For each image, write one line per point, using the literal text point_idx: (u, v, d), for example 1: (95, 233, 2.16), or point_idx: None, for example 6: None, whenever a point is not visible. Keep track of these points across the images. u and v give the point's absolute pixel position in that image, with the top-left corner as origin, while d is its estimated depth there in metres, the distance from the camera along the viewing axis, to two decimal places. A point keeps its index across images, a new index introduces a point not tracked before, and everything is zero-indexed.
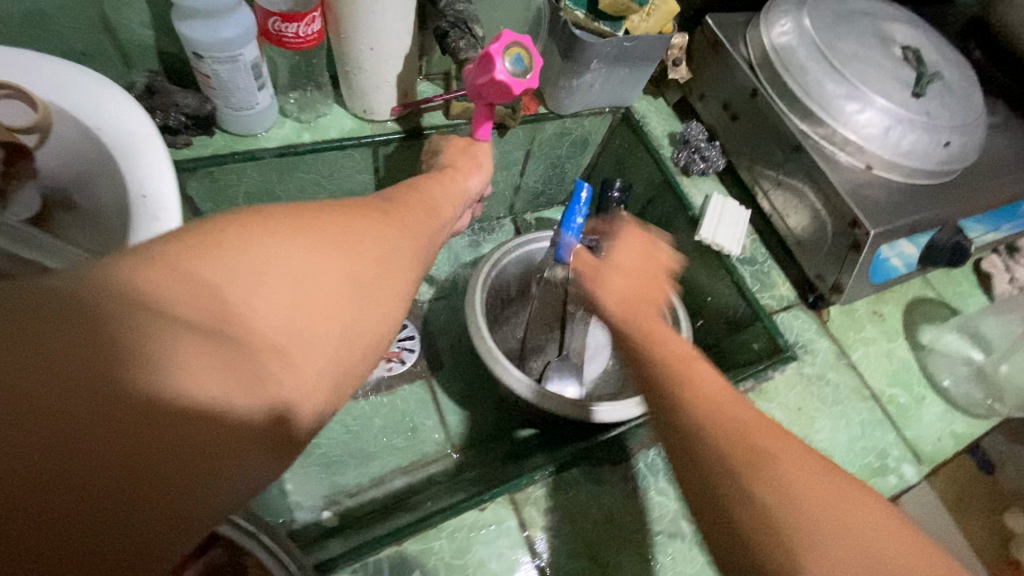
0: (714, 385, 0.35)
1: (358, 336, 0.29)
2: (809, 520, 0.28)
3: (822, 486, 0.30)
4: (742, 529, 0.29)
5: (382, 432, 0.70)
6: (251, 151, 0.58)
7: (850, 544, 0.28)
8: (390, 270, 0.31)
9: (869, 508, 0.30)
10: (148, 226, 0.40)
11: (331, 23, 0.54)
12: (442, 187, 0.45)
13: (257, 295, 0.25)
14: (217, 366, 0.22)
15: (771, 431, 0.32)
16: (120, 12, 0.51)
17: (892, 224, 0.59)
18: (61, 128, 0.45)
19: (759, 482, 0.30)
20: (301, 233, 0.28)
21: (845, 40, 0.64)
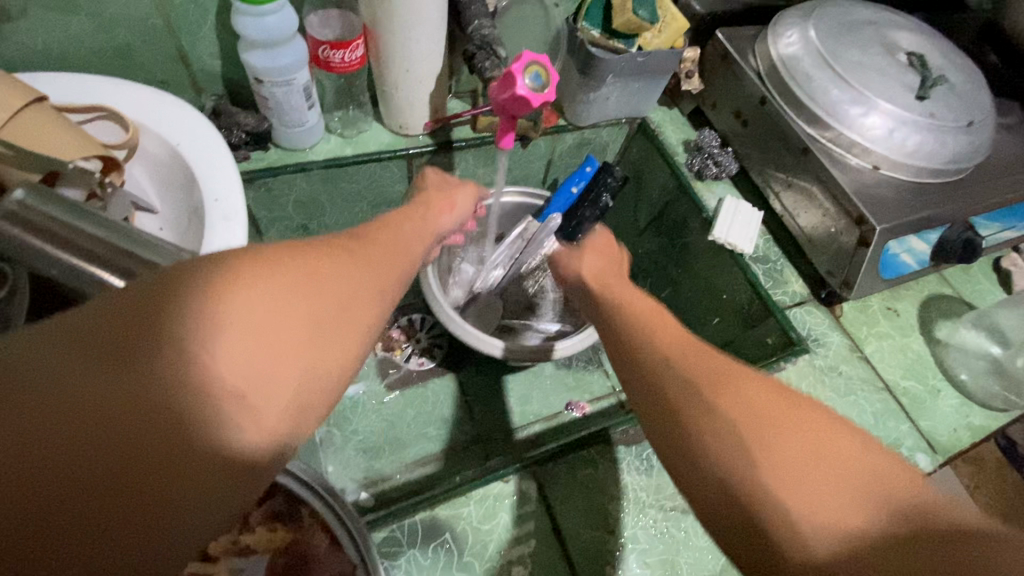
0: (679, 332, 0.39)
1: (320, 377, 0.29)
2: (765, 433, 0.30)
3: (791, 412, 0.31)
4: (716, 464, 0.29)
5: (418, 420, 0.76)
6: (301, 164, 0.65)
7: (808, 454, 0.29)
8: (352, 310, 0.32)
9: (846, 438, 0.30)
10: (223, 225, 0.47)
11: (372, 48, 0.61)
12: (413, 223, 0.48)
13: (217, 340, 0.26)
14: (177, 408, 0.24)
15: (741, 369, 0.34)
16: (194, 46, 0.59)
17: (899, 220, 0.62)
18: (149, 145, 0.52)
19: (716, 401, 0.32)
20: (258, 276, 0.28)
21: (849, 49, 0.67)
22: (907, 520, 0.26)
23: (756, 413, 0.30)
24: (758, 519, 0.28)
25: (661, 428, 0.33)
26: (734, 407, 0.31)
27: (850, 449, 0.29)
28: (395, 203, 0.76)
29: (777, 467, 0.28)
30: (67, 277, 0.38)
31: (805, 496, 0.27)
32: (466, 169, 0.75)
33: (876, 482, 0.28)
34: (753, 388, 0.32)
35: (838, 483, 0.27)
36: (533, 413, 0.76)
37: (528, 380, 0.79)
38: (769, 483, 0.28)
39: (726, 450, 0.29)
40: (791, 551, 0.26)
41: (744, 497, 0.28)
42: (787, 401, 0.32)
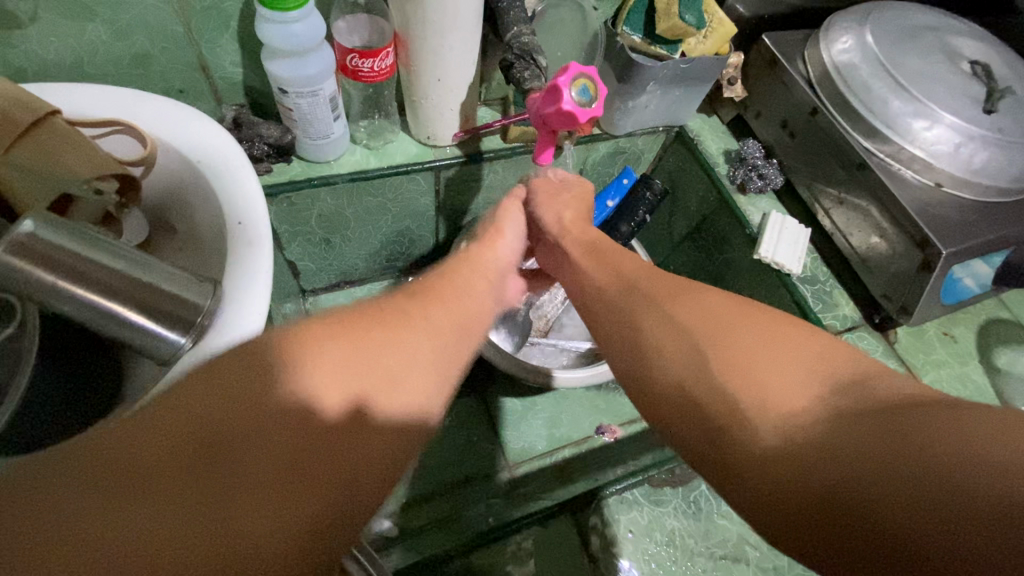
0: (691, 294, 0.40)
1: (389, 428, 0.34)
2: (731, 341, 0.34)
3: (747, 314, 0.36)
4: (690, 389, 0.33)
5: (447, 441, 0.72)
6: (325, 177, 0.62)
7: (771, 352, 0.33)
8: (419, 360, 0.37)
9: (795, 331, 0.34)
10: (246, 252, 0.44)
11: (402, 56, 0.57)
12: (477, 263, 0.50)
13: (311, 389, 0.32)
14: (273, 456, 0.30)
15: (717, 294, 0.38)
16: (215, 53, 0.55)
17: (966, 243, 0.57)
18: (166, 162, 0.49)
19: (686, 317, 0.36)
20: (308, 340, 0.34)
21: (910, 57, 0.62)
22: (849, 394, 0.30)
23: (708, 318, 0.36)
24: (712, 414, 0.32)
25: (650, 352, 0.36)
26: (686, 312, 0.37)
27: (797, 337, 0.34)
28: (420, 215, 0.73)
29: (731, 361, 0.33)
30: (81, 313, 0.38)
31: (762, 390, 0.31)
32: (495, 180, 0.72)
33: (826, 365, 0.32)
34: (710, 299, 0.37)
35: (798, 373, 0.31)
36: (560, 438, 0.72)
37: (557, 401, 0.75)
38: (725, 375, 0.32)
39: (684, 360, 0.34)
40: (745, 439, 0.30)
41: (712, 408, 0.32)
42: (739, 306, 0.37)
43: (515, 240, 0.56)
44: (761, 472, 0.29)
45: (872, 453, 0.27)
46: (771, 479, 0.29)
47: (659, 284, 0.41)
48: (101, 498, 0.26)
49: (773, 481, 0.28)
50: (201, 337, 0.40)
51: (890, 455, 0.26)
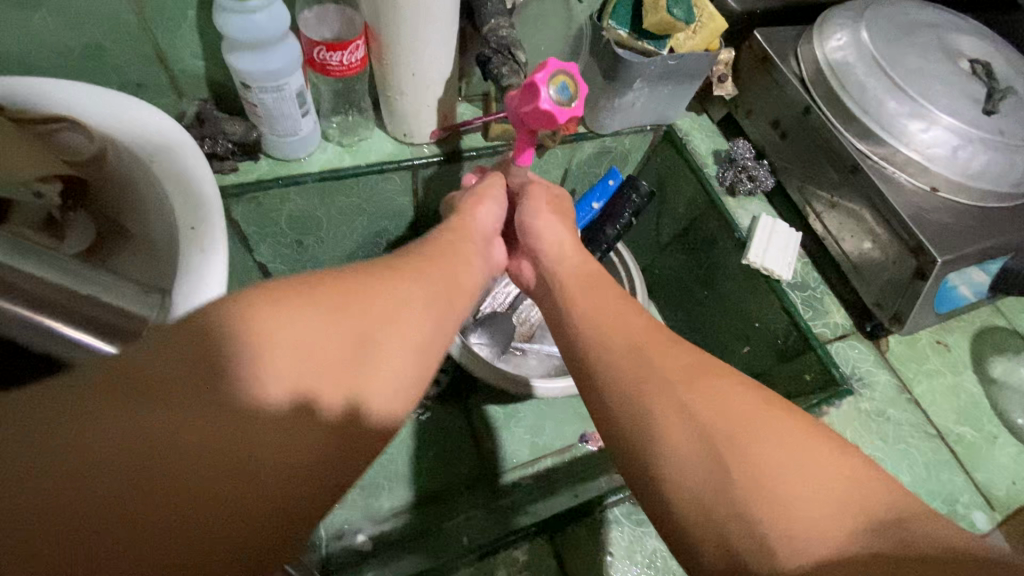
0: (697, 380, 0.37)
1: (386, 384, 0.34)
2: (754, 450, 0.33)
3: (784, 428, 0.34)
4: (712, 509, 0.32)
5: (433, 454, 0.71)
6: (294, 176, 0.59)
7: (799, 473, 0.32)
8: (404, 327, 0.36)
9: (824, 444, 0.33)
10: (200, 259, 0.41)
11: (374, 49, 0.54)
12: (462, 233, 0.51)
13: (292, 353, 0.30)
14: (282, 405, 0.29)
15: (739, 389, 0.36)
16: (173, 45, 0.52)
17: (962, 250, 0.55)
18: (117, 160, 0.46)
19: (699, 405, 0.35)
20: (298, 312, 0.32)
21: (907, 55, 0.60)
22: (886, 533, 0.29)
23: (732, 421, 0.34)
24: (730, 534, 0.31)
25: (661, 451, 0.34)
26: (706, 408, 0.35)
27: (822, 451, 0.33)
28: (398, 215, 0.70)
29: (755, 482, 0.31)
30: (11, 329, 0.36)
31: (788, 516, 0.30)
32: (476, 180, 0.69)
33: (857, 497, 0.31)
34: (729, 388, 0.36)
35: (826, 500, 0.31)
36: (544, 446, 0.72)
37: (541, 410, 0.74)
38: (749, 499, 0.31)
39: (703, 469, 0.33)
40: (764, 564, 0.29)
41: (733, 531, 0.31)
42: (770, 412, 0.35)
43: (494, 209, 0.56)
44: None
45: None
46: None
47: (683, 373, 0.37)
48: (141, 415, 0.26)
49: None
50: None
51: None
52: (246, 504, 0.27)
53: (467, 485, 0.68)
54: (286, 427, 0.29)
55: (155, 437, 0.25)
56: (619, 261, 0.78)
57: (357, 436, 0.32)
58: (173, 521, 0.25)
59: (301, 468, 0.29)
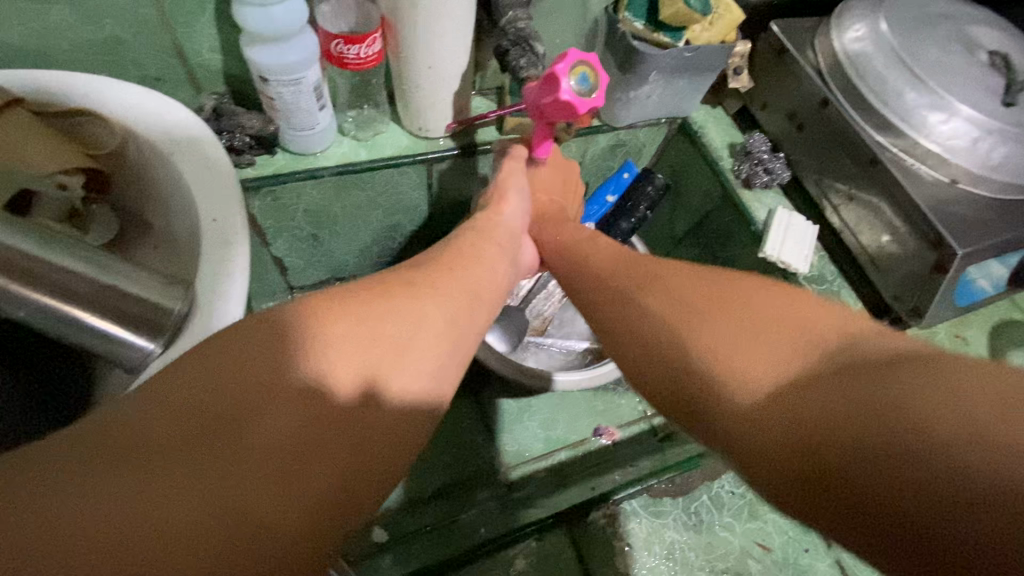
0: (671, 285, 0.39)
1: (407, 382, 0.35)
2: (701, 318, 0.35)
3: (737, 292, 0.36)
4: (677, 374, 0.34)
5: (450, 450, 0.71)
6: (311, 170, 0.59)
7: (745, 325, 0.33)
8: (427, 331, 0.37)
9: (773, 297, 0.35)
10: (222, 252, 0.41)
11: (391, 42, 0.54)
12: (487, 230, 0.52)
13: (317, 360, 0.33)
14: (285, 422, 0.31)
15: (697, 280, 0.39)
16: (191, 39, 0.52)
17: (983, 243, 0.54)
18: (138, 152, 0.47)
19: (649, 301, 0.39)
20: (325, 321, 0.34)
21: (926, 46, 0.59)
22: (832, 358, 0.29)
23: (688, 305, 0.37)
24: (688, 390, 0.33)
25: (631, 350, 0.38)
26: (663, 303, 0.38)
27: (769, 301, 0.35)
28: (413, 210, 0.70)
29: (708, 340, 0.34)
30: (36, 318, 0.37)
31: (736, 362, 0.32)
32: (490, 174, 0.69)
33: (806, 333, 0.32)
34: (680, 281, 0.40)
35: (771, 339, 0.32)
36: (558, 439, 0.71)
37: (555, 404, 0.74)
38: (702, 354, 0.33)
39: (660, 341, 0.36)
40: (723, 413, 0.31)
41: (692, 387, 0.33)
42: (724, 286, 0.37)
43: (520, 202, 0.57)
44: (735, 429, 0.30)
45: (843, 408, 0.27)
46: (746, 435, 0.30)
47: (651, 288, 0.40)
48: (146, 445, 0.28)
49: (748, 437, 0.30)
50: (176, 339, 0.38)
51: (872, 418, 0.26)
52: (259, 513, 0.28)
53: (484, 480, 0.68)
54: (299, 438, 0.31)
55: (178, 449, 0.28)
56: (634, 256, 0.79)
57: (368, 450, 0.33)
58: (178, 543, 0.26)
59: (307, 488, 0.30)
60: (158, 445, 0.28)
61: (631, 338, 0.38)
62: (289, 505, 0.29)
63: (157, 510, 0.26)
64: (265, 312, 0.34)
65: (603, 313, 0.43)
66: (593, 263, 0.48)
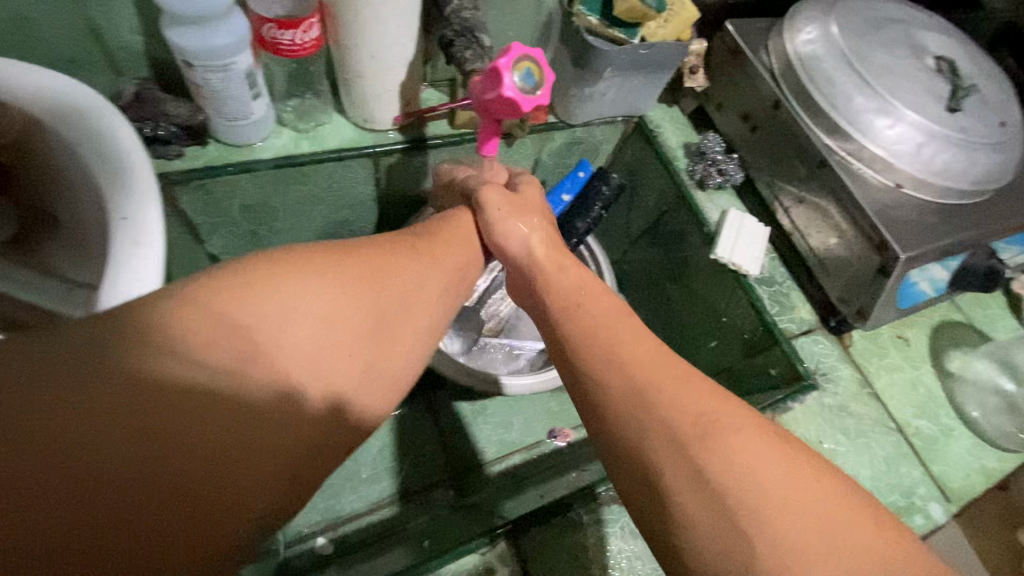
0: (673, 374, 0.38)
1: (382, 366, 0.38)
2: (738, 466, 0.33)
3: (809, 491, 0.33)
4: (681, 504, 0.33)
5: (409, 451, 0.70)
6: (246, 163, 0.55)
7: (786, 493, 0.32)
8: (413, 312, 0.40)
9: (815, 466, 0.35)
10: (131, 255, 0.37)
11: (331, 28, 0.51)
12: (450, 217, 0.51)
13: (287, 336, 0.33)
14: (260, 401, 0.31)
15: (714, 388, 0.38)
16: (108, 17, 0.48)
17: (924, 246, 0.55)
18: (42, 141, 0.42)
19: (674, 412, 0.35)
20: (262, 316, 0.33)
21: (874, 51, 0.59)
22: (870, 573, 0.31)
23: (754, 487, 0.32)
24: (695, 533, 0.32)
25: (622, 436, 0.36)
26: (725, 471, 0.33)
27: (811, 474, 0.34)
28: (360, 206, 0.67)
29: (773, 550, 0.31)
30: None
31: (767, 535, 0.31)
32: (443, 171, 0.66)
33: (847, 529, 0.32)
34: (678, 365, 0.39)
35: (812, 526, 0.31)
36: (512, 443, 0.70)
37: (509, 404, 0.73)
38: (738, 520, 0.31)
39: (673, 461, 0.34)
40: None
41: (698, 533, 0.32)
42: (789, 474, 0.33)
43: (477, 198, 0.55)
44: None
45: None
46: None
47: (659, 378, 0.37)
48: (125, 416, 0.27)
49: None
50: None
51: None
52: (233, 493, 0.30)
53: (440, 479, 0.67)
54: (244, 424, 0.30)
55: (113, 454, 0.27)
56: (590, 257, 0.78)
57: (338, 434, 0.35)
58: (158, 519, 0.27)
59: (280, 466, 0.31)
60: (134, 414, 0.28)
61: (592, 398, 0.38)
62: (256, 496, 0.30)
63: (138, 492, 0.27)
64: (240, 267, 0.34)
65: None
66: None
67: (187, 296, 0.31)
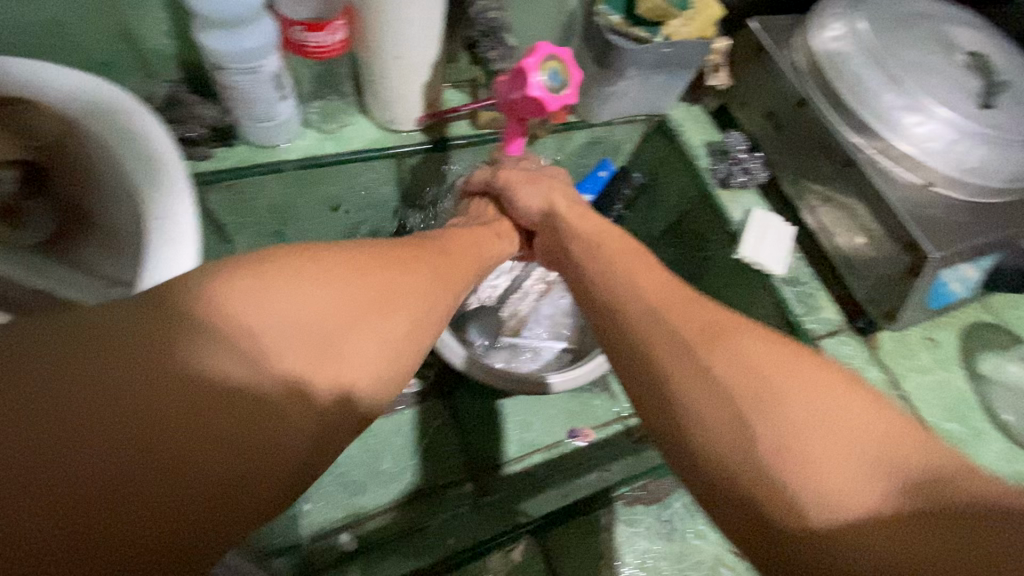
0: (695, 318, 0.38)
1: (393, 350, 0.35)
2: (766, 400, 0.32)
3: (829, 404, 0.32)
4: (717, 453, 0.32)
5: (424, 448, 0.69)
6: (273, 164, 0.56)
7: (820, 421, 0.31)
8: (418, 302, 0.38)
9: (849, 389, 0.33)
10: (163, 255, 0.38)
11: (357, 31, 0.52)
12: (471, 230, 0.52)
13: (280, 327, 0.31)
14: (260, 384, 0.29)
15: (737, 321, 0.38)
16: (140, 21, 0.50)
17: (956, 246, 0.54)
18: (78, 142, 0.43)
19: (700, 354, 0.35)
20: (293, 288, 0.32)
21: (903, 46, 0.58)
22: (922, 490, 0.28)
23: (759, 382, 0.33)
24: (736, 478, 0.31)
25: (647, 395, 0.36)
26: (728, 370, 0.34)
27: (848, 397, 0.32)
28: (382, 205, 0.68)
29: (781, 442, 0.31)
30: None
31: (811, 471, 0.30)
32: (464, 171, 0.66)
33: (886, 444, 0.30)
34: (705, 313, 0.38)
35: (847, 448, 0.30)
36: (532, 443, 0.70)
37: (529, 405, 0.72)
38: (771, 453, 0.31)
39: (708, 403, 0.33)
40: (786, 518, 0.29)
41: (739, 474, 0.31)
42: (792, 370, 0.34)
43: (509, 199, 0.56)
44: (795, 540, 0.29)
45: (947, 566, 0.25)
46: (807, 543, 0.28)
47: (680, 324, 0.37)
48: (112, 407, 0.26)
49: (824, 570, 0.28)
50: None
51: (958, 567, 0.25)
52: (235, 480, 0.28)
53: (461, 477, 0.67)
54: (242, 413, 0.28)
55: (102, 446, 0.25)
56: None
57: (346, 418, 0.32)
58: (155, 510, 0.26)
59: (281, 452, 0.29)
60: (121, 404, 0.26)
61: (626, 362, 0.38)
62: (259, 484, 0.29)
63: (128, 484, 0.25)
64: (238, 260, 0.32)
65: None
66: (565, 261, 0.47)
67: (181, 285, 0.30)
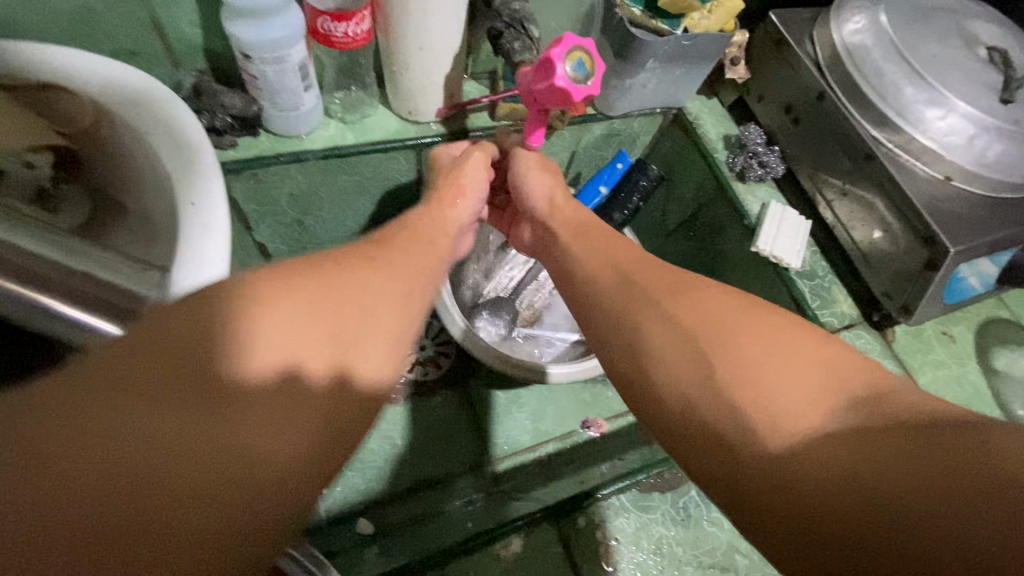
0: (691, 295, 0.39)
1: (392, 346, 0.36)
2: (725, 347, 0.35)
3: (787, 348, 0.34)
4: (697, 409, 0.34)
5: (426, 436, 0.70)
6: (295, 153, 0.57)
7: (774, 363, 0.34)
8: (408, 292, 0.39)
9: (808, 336, 0.36)
10: (197, 237, 0.39)
11: (381, 22, 0.52)
12: (452, 215, 0.53)
13: (288, 327, 0.31)
14: (283, 398, 0.30)
15: (701, 284, 0.41)
16: (169, 10, 0.50)
17: (974, 240, 0.54)
18: (111, 127, 0.44)
19: (669, 311, 0.38)
20: (288, 294, 0.32)
21: (925, 40, 0.58)
22: (867, 410, 0.30)
23: (711, 325, 0.36)
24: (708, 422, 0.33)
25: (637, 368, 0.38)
26: (688, 317, 0.37)
27: (809, 342, 0.35)
28: (401, 197, 0.69)
29: (737, 376, 0.33)
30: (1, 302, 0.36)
31: (770, 409, 0.32)
32: None
33: (840, 377, 0.33)
34: (709, 296, 0.39)
35: (804, 384, 0.32)
36: (546, 432, 0.70)
37: (543, 395, 0.72)
38: (733, 392, 0.33)
39: (681, 362, 0.36)
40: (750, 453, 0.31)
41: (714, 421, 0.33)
42: (747, 319, 0.37)
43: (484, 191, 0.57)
44: (762, 477, 0.30)
45: (902, 475, 0.27)
46: (776, 479, 0.30)
47: (665, 294, 0.40)
48: (139, 437, 0.25)
49: (788, 499, 0.29)
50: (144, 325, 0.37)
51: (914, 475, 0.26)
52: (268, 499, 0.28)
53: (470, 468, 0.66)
54: (225, 451, 0.27)
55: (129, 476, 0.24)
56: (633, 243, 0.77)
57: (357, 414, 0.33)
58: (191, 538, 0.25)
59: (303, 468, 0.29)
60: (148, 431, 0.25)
61: (631, 349, 0.38)
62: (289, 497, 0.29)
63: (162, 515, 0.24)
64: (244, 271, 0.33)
65: (596, 303, 0.43)
66: (584, 250, 0.48)
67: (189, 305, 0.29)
